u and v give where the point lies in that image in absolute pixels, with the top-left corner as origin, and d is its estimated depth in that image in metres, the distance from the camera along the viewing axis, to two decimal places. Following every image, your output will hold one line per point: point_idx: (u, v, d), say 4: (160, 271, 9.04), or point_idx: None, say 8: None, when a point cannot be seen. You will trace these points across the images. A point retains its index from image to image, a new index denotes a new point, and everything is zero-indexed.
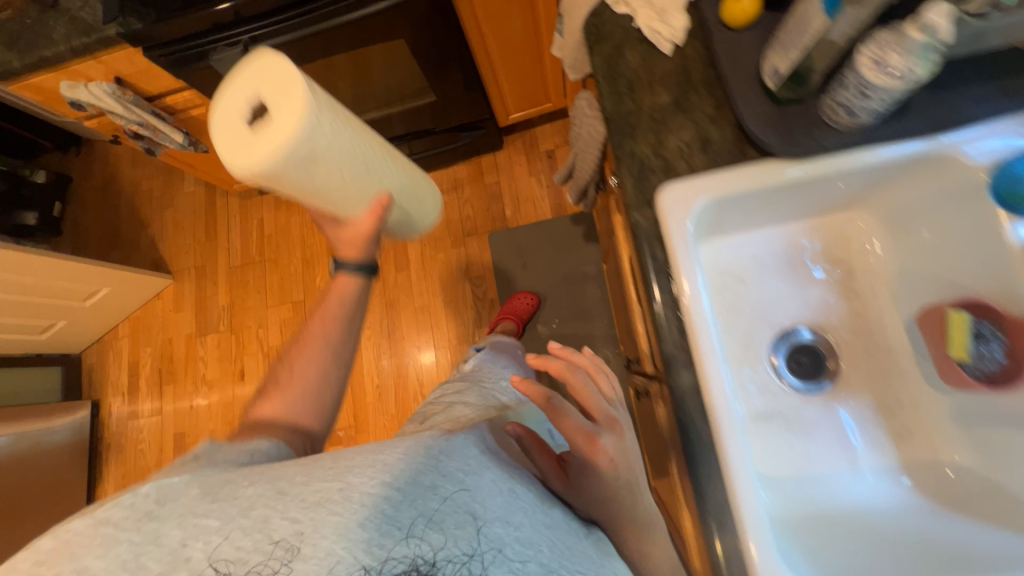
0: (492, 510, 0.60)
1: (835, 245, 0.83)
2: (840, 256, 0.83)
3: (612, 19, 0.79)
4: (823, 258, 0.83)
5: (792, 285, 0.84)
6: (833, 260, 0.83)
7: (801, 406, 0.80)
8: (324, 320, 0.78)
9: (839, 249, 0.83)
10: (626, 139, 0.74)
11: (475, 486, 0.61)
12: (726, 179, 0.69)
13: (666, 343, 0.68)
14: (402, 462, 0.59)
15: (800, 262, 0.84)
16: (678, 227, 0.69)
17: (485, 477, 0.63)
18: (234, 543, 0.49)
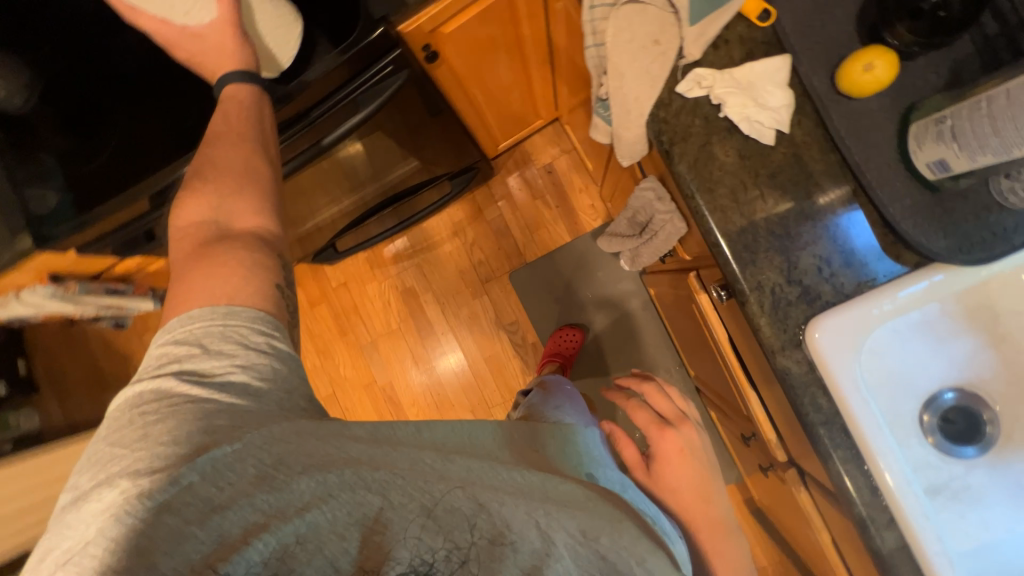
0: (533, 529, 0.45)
1: (979, 296, 0.71)
2: (981, 303, 0.72)
3: (686, 108, 0.61)
4: (963, 308, 0.72)
5: (932, 344, 0.73)
6: (973, 309, 0.72)
7: (973, 478, 0.73)
8: (223, 143, 0.63)
9: (982, 300, 0.71)
10: (749, 267, 0.60)
11: (533, 492, 0.48)
12: (888, 300, 0.57)
13: (856, 502, 0.60)
14: (440, 472, 0.49)
15: (938, 318, 0.72)
16: (843, 368, 0.57)
17: (535, 505, 0.47)
18: (250, 464, 0.46)
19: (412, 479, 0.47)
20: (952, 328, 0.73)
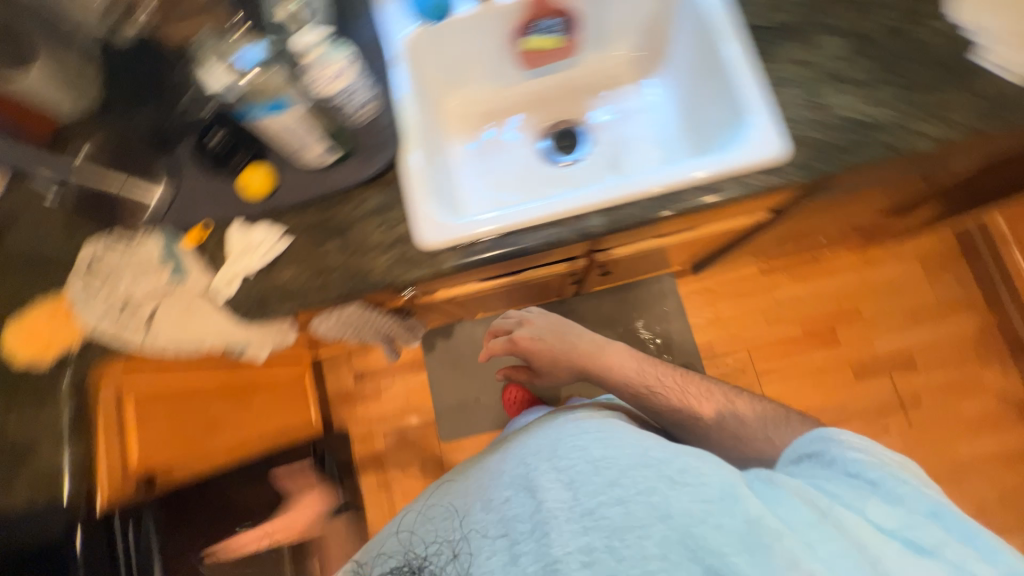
0: (489, 500, 0.71)
1: (475, 122, 1.01)
2: (474, 119, 1.01)
3: (241, 294, 0.77)
4: (476, 131, 1.01)
5: (498, 151, 0.99)
6: (478, 125, 1.01)
7: (604, 145, 0.98)
8: None
9: (478, 118, 1.01)
10: (367, 278, 0.76)
11: (500, 473, 0.75)
12: (415, 195, 0.77)
13: (563, 238, 0.74)
14: (427, 523, 0.76)
15: (478, 147, 1.00)
16: (456, 228, 0.75)
17: (497, 473, 0.75)
18: None
19: (438, 506, 0.78)
20: (489, 138, 1.00)
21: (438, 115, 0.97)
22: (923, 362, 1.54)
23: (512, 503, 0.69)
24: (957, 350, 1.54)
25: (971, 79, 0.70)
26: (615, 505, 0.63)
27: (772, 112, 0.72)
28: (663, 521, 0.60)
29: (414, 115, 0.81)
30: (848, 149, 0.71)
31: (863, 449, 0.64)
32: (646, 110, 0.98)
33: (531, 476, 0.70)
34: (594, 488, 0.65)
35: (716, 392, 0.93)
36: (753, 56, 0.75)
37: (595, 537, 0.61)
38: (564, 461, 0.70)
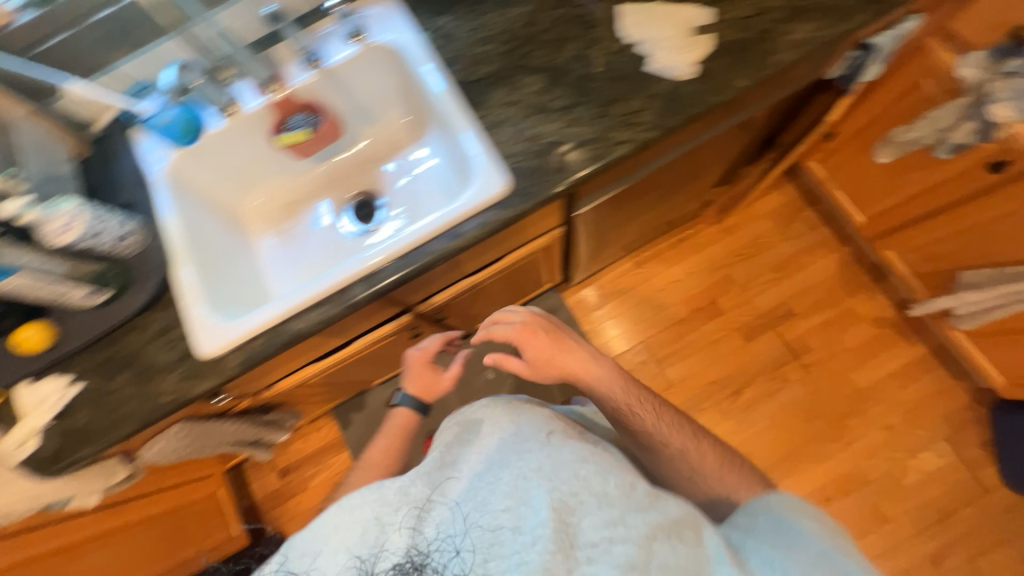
0: (488, 503, 0.67)
1: (279, 216, 1.05)
2: (278, 212, 1.05)
3: (41, 449, 0.77)
4: (282, 223, 1.05)
5: (305, 237, 1.04)
6: (283, 216, 1.05)
7: (400, 207, 1.03)
8: None
9: (282, 211, 1.05)
10: (160, 399, 0.78)
11: (499, 477, 0.70)
12: (190, 310, 0.80)
13: (331, 314, 0.77)
14: (423, 514, 0.68)
15: (287, 237, 1.04)
16: (229, 331, 0.77)
17: (496, 477, 0.70)
18: None
19: (417, 489, 0.70)
20: (295, 227, 1.05)
21: (235, 221, 1.00)
22: (801, 308, 1.63)
23: (516, 520, 0.65)
24: (827, 288, 1.63)
25: (649, 84, 0.80)
26: (619, 543, 0.63)
27: (489, 157, 0.79)
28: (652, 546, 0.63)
29: (185, 237, 0.85)
30: (562, 169, 0.78)
31: (817, 521, 0.71)
32: (430, 166, 1.03)
33: (536, 497, 0.66)
34: (599, 522, 0.65)
35: (688, 426, 0.86)
36: (468, 110, 0.82)
37: (609, 562, 0.62)
38: (574, 491, 0.68)
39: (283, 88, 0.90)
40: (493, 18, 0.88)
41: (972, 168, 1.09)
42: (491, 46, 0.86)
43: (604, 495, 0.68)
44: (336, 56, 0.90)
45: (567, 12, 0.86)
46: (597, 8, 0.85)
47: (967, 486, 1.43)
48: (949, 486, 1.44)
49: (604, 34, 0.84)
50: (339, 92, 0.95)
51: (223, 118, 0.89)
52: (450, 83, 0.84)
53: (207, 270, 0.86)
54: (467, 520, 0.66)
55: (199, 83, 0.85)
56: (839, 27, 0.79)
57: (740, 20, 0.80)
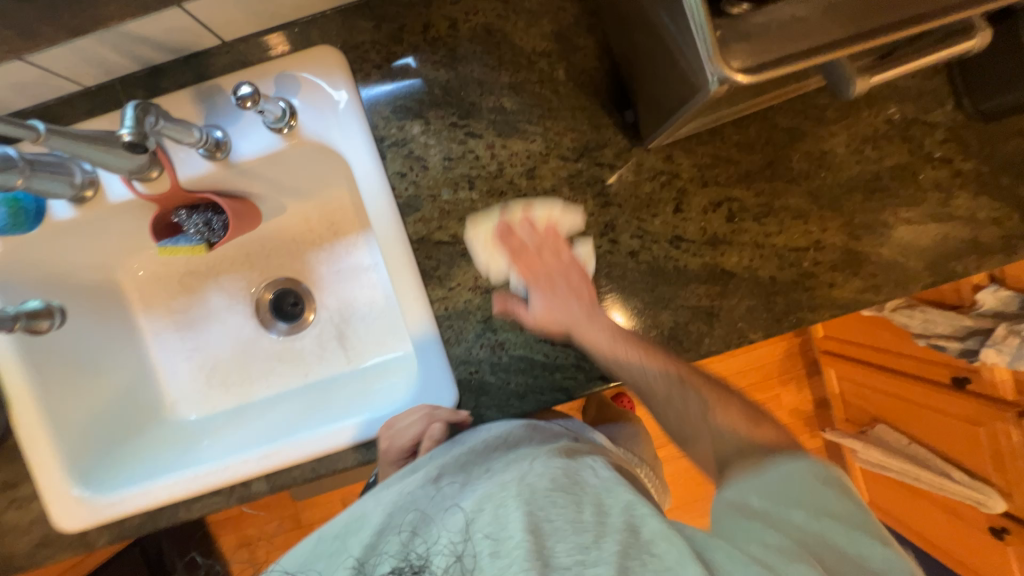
0: (470, 527, 0.43)
1: (171, 288, 0.80)
2: (173, 279, 0.80)
3: None
4: (178, 295, 0.81)
5: (211, 320, 0.81)
6: (179, 285, 0.81)
7: (332, 311, 0.83)
8: None
9: (176, 284, 0.80)
10: (12, 558, 0.67)
11: (476, 499, 0.45)
12: (46, 471, 0.66)
13: (224, 501, 0.68)
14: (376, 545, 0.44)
15: (187, 317, 0.81)
16: (95, 508, 0.65)
17: (479, 489, 0.47)
18: None
19: (408, 505, 0.47)
20: (197, 304, 0.81)
21: (110, 300, 0.77)
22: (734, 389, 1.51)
23: (491, 543, 0.41)
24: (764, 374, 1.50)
25: (654, 312, 0.64)
26: (592, 567, 0.39)
27: (439, 363, 0.64)
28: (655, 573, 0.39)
29: (26, 372, 0.66)
30: (523, 396, 0.65)
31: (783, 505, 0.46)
32: (382, 270, 0.81)
33: (507, 517, 0.42)
34: (577, 544, 0.41)
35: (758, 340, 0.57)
36: (423, 287, 0.64)
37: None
38: (563, 505, 0.44)
39: (167, 175, 0.63)
40: (484, 147, 0.63)
41: (940, 366, 1.09)
42: (472, 194, 0.63)
43: (583, 517, 0.43)
44: (250, 144, 0.62)
45: (583, 170, 0.63)
46: (621, 175, 0.63)
47: None
48: None
49: (621, 220, 0.64)
50: (256, 180, 0.68)
51: (72, 205, 0.63)
52: (407, 239, 0.63)
53: (63, 402, 0.69)
54: (449, 536, 0.43)
55: (25, 179, 0.55)
56: (892, 293, 0.65)
57: (784, 250, 0.64)
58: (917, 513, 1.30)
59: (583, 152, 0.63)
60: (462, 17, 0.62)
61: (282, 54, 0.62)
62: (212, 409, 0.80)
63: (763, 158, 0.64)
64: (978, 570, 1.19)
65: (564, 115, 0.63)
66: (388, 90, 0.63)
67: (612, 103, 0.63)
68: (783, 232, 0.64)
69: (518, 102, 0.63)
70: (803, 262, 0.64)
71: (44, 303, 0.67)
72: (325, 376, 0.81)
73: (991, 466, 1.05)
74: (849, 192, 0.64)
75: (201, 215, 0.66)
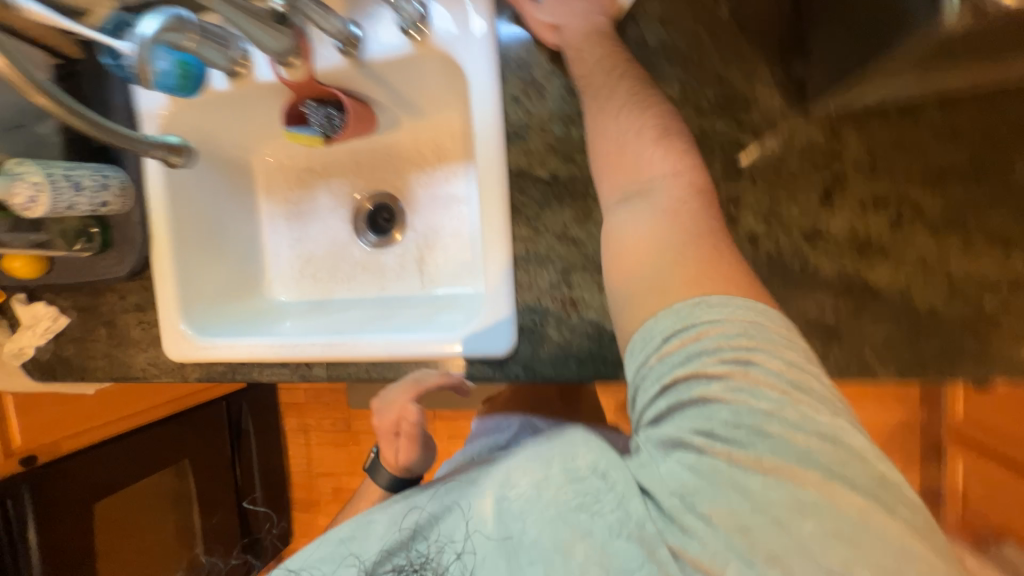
0: (483, 525, 0.44)
1: (292, 179, 0.88)
2: (294, 173, 0.88)
3: (38, 359, 0.84)
4: (294, 188, 0.88)
5: (315, 217, 0.88)
6: (297, 179, 0.88)
7: (418, 236, 0.84)
8: None
9: (294, 178, 0.88)
10: (132, 367, 0.80)
11: (484, 489, 0.46)
12: (166, 304, 0.76)
13: (290, 376, 0.74)
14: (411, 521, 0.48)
15: (297, 209, 0.88)
16: (195, 346, 0.76)
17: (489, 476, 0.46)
18: None
19: (429, 493, 0.50)
20: (308, 201, 0.88)
21: (242, 177, 0.86)
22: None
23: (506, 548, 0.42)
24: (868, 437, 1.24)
25: None
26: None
27: (506, 304, 0.61)
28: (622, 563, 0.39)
29: (167, 217, 0.76)
30: (581, 363, 0.60)
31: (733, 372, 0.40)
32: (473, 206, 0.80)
33: (481, 504, 0.45)
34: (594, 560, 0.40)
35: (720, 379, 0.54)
36: (508, 220, 0.61)
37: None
38: (527, 480, 0.44)
39: (304, 64, 0.66)
40: None
41: None
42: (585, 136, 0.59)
43: (546, 490, 0.43)
44: (383, 46, 0.63)
45: (719, 129, 0.54)
46: (764, 144, 0.53)
47: None
48: None
49: (748, 196, 0.54)
50: (378, 85, 0.70)
51: (231, 80, 0.71)
52: (505, 170, 0.60)
53: (190, 251, 0.79)
54: (468, 528, 0.44)
55: (196, 44, 0.61)
56: None
57: (961, 282, 0.50)
58: None
59: (725, 108, 0.54)
60: None
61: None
62: (299, 294, 0.87)
63: (968, 155, 0.49)
64: None
65: (712, 61, 0.54)
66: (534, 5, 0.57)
67: (778, 55, 0.52)
68: (965, 257, 0.50)
69: (662, 38, 0.55)
70: (983, 300, 0.50)
71: (180, 140, 0.74)
72: (397, 294, 0.84)
73: None
74: None
75: (325, 108, 0.68)
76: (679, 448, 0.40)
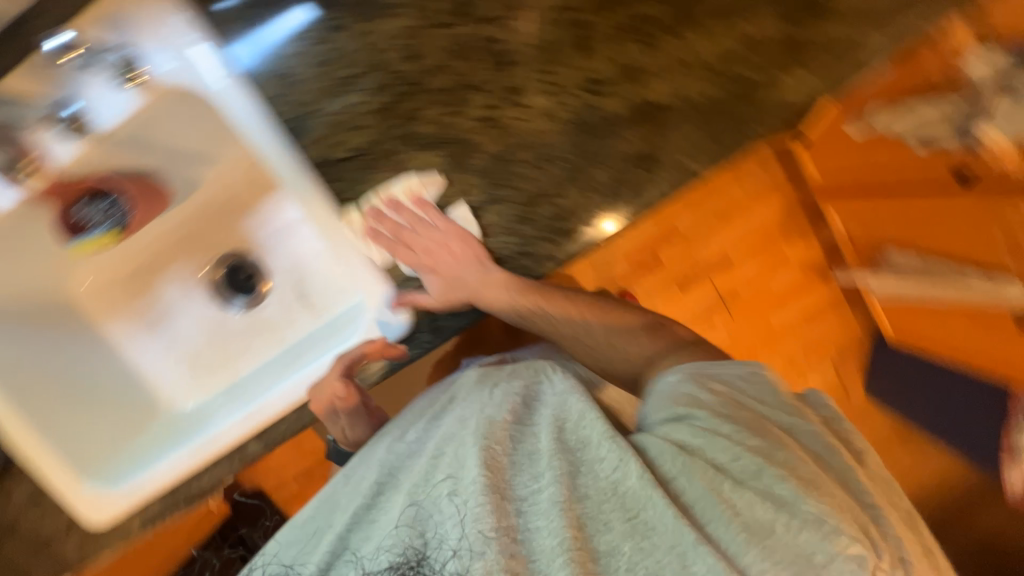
0: (483, 511, 0.43)
1: (126, 290, 0.80)
2: (125, 284, 0.80)
3: None
4: (135, 297, 0.80)
5: (176, 313, 0.81)
6: (132, 287, 0.80)
7: (286, 274, 0.81)
8: None
9: (128, 288, 0.80)
10: (63, 558, 0.71)
11: (490, 480, 0.45)
12: (53, 480, 0.67)
13: (235, 466, 0.71)
14: (402, 526, 0.45)
15: (150, 315, 0.81)
16: (116, 498, 0.69)
17: (501, 475, 0.46)
18: None
19: (418, 494, 0.47)
20: (157, 301, 0.81)
21: (67, 316, 0.76)
22: (739, 257, 1.48)
23: (517, 539, 0.43)
24: (767, 236, 1.49)
25: (587, 171, 0.59)
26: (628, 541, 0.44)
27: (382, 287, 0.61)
28: (619, 497, 0.46)
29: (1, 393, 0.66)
30: (475, 298, 0.63)
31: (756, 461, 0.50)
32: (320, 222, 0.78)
33: (466, 455, 0.48)
34: (610, 532, 0.44)
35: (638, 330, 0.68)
36: (337, 210, 0.60)
37: (618, 541, 0.44)
38: (517, 437, 0.51)
39: (43, 164, 0.61)
40: (353, 41, 0.57)
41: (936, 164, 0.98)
42: (357, 96, 0.58)
43: (538, 444, 0.50)
44: (109, 111, 0.61)
45: (468, 33, 0.57)
46: (511, 28, 0.56)
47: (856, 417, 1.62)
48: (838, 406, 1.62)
49: (524, 79, 0.57)
50: (141, 149, 0.66)
51: None
52: (305, 167, 0.58)
53: (54, 413, 0.70)
54: (471, 517, 0.43)
55: None
56: (839, 84, 0.58)
57: (716, 62, 0.57)
58: (944, 329, 1.25)
59: (462, 12, 0.56)
60: None
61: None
62: (203, 391, 0.81)
63: None
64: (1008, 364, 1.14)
65: None
66: (290, 28, 0.57)
67: None
68: (706, 42, 0.57)
69: None
70: (737, 69, 0.57)
71: None
72: (298, 337, 0.81)
73: (1008, 256, 0.96)
74: None
75: (98, 203, 0.63)
76: (698, 432, 0.52)
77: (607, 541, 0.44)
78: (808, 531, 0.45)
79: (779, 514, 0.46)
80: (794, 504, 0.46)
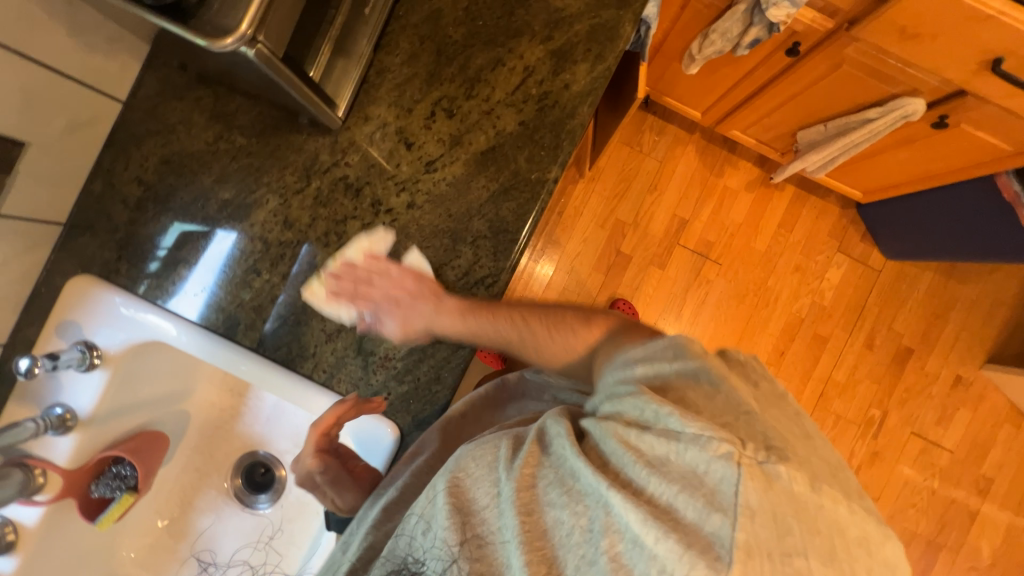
0: (446, 518, 0.48)
1: (168, 544, 0.82)
2: (165, 539, 0.83)
3: None
4: (177, 546, 0.83)
5: (215, 538, 0.84)
6: (171, 539, 0.83)
7: (292, 450, 0.85)
8: None
9: (170, 541, 0.83)
10: None
11: (455, 494, 0.49)
12: None
13: None
14: (393, 544, 0.51)
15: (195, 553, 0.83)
16: None
17: (460, 483, 0.49)
18: None
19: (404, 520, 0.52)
20: (198, 537, 0.83)
21: None
22: (690, 211, 1.54)
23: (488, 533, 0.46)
24: (701, 180, 1.55)
25: (467, 227, 0.68)
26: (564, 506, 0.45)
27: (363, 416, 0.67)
28: (559, 471, 0.47)
29: None
30: (439, 376, 0.67)
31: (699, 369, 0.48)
32: None
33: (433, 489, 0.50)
34: (557, 508, 0.45)
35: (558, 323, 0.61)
36: (296, 372, 0.67)
37: (559, 511, 0.45)
38: (479, 455, 0.50)
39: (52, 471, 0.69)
40: (243, 238, 0.68)
41: (773, 54, 1.08)
42: (265, 276, 0.68)
43: (497, 456, 0.50)
44: (85, 397, 0.70)
45: (322, 185, 0.68)
46: (350, 163, 0.69)
47: (896, 285, 1.55)
48: (871, 285, 1.55)
49: (381, 190, 0.68)
50: (129, 410, 0.75)
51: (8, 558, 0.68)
52: (258, 357, 0.67)
53: None
54: (443, 529, 0.47)
55: None
56: (608, 60, 0.70)
57: (510, 96, 0.69)
58: (894, 168, 1.27)
59: (309, 174, 0.69)
60: (142, 170, 0.69)
61: (49, 307, 0.67)
62: None
63: (430, 56, 0.70)
64: (963, 165, 1.14)
65: (270, 164, 0.69)
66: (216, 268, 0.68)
67: (294, 126, 0.69)
68: (495, 89, 0.69)
69: (234, 188, 0.69)
70: (530, 93, 0.69)
71: None
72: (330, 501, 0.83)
73: (878, 83, 1.00)
74: (511, 18, 0.70)
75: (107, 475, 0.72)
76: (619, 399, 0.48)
77: (555, 511, 0.45)
78: (692, 447, 0.41)
79: (670, 444, 0.42)
80: (698, 437, 0.41)
